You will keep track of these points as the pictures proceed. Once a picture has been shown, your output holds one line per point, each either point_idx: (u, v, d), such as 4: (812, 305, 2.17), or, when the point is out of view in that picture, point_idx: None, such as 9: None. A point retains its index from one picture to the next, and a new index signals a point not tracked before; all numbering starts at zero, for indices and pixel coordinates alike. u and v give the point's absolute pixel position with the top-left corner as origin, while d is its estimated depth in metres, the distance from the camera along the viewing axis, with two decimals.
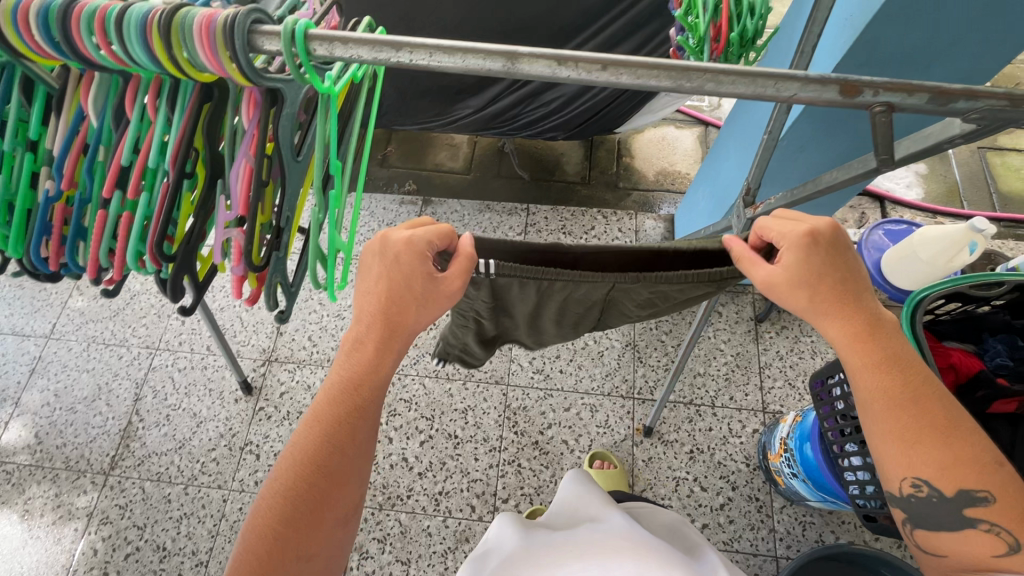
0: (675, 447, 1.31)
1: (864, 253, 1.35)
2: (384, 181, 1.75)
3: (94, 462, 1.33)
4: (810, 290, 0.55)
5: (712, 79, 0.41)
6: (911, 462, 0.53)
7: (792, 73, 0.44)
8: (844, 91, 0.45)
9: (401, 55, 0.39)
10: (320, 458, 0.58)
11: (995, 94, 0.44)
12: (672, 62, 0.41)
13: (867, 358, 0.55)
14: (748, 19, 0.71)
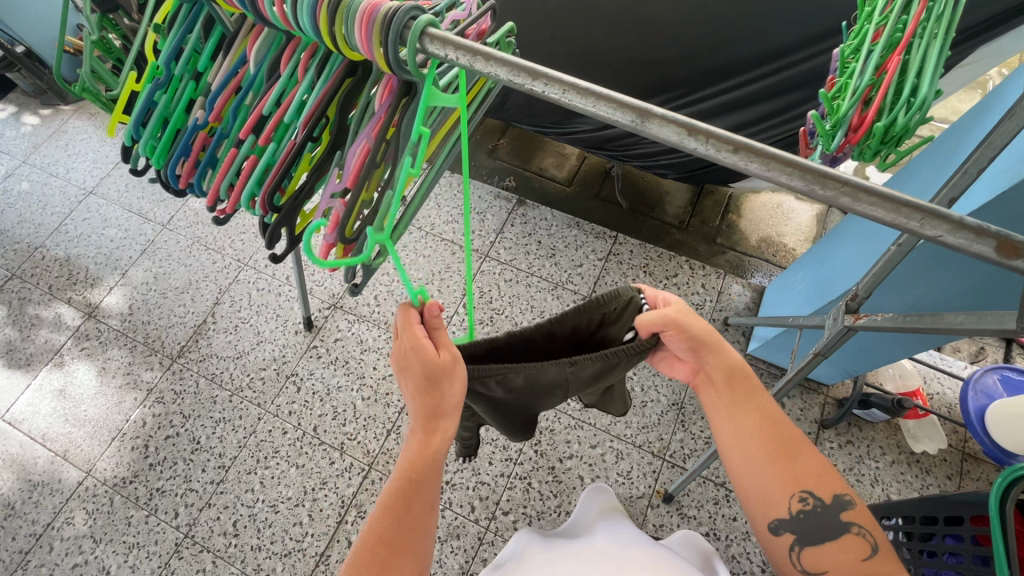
0: (691, 524, 1.24)
1: (969, 393, 1.20)
2: (486, 171, 1.79)
3: (166, 346, 1.47)
4: (695, 339, 0.64)
5: (849, 193, 0.33)
6: (796, 480, 0.61)
7: (946, 210, 0.32)
8: (999, 249, 0.32)
9: (536, 84, 0.39)
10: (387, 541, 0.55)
11: None
12: (809, 162, 0.33)
13: (743, 398, 0.65)
14: (898, 114, 0.58)
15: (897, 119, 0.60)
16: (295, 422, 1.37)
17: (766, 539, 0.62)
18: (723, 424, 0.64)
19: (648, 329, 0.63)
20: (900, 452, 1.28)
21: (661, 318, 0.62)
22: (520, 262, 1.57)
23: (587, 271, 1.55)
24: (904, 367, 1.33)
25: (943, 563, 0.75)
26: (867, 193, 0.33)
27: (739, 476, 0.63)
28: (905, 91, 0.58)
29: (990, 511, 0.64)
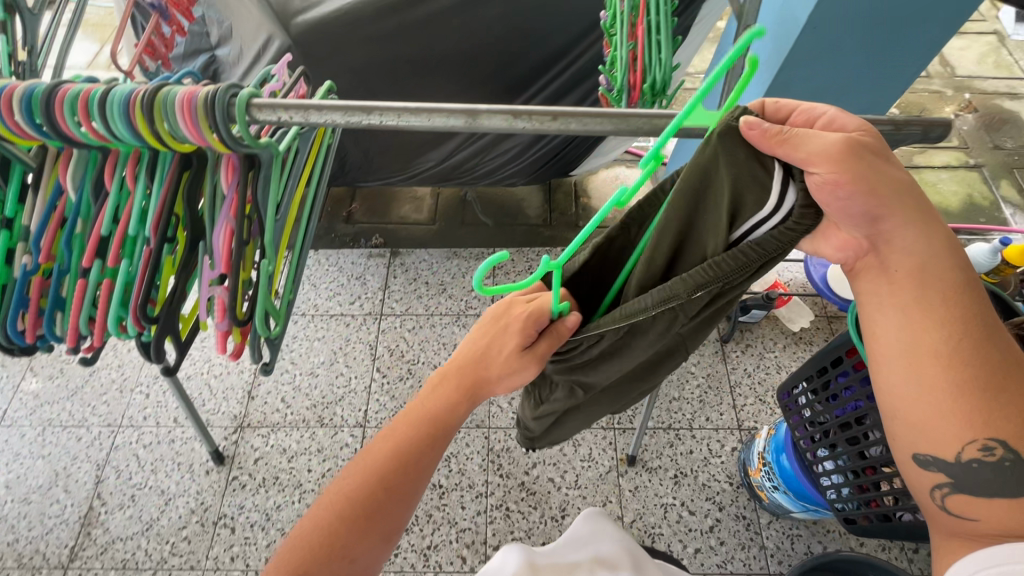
0: (659, 473, 1.33)
1: (811, 268, 1.46)
2: (350, 237, 1.78)
3: (51, 556, 1.23)
4: (878, 186, 0.46)
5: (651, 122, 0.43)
6: (984, 419, 0.50)
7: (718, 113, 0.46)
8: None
9: (372, 118, 0.43)
10: (387, 486, 0.58)
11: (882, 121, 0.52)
12: (612, 109, 0.42)
13: (939, 297, 0.50)
14: (657, 71, 0.65)
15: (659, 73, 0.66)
16: (243, 566, 1.22)
17: (908, 466, 0.55)
18: (904, 326, 0.51)
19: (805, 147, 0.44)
20: (786, 336, 1.50)
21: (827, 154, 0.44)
22: (416, 308, 1.58)
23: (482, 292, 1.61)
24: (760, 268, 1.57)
25: (845, 398, 0.86)
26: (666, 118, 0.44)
27: (901, 396, 0.53)
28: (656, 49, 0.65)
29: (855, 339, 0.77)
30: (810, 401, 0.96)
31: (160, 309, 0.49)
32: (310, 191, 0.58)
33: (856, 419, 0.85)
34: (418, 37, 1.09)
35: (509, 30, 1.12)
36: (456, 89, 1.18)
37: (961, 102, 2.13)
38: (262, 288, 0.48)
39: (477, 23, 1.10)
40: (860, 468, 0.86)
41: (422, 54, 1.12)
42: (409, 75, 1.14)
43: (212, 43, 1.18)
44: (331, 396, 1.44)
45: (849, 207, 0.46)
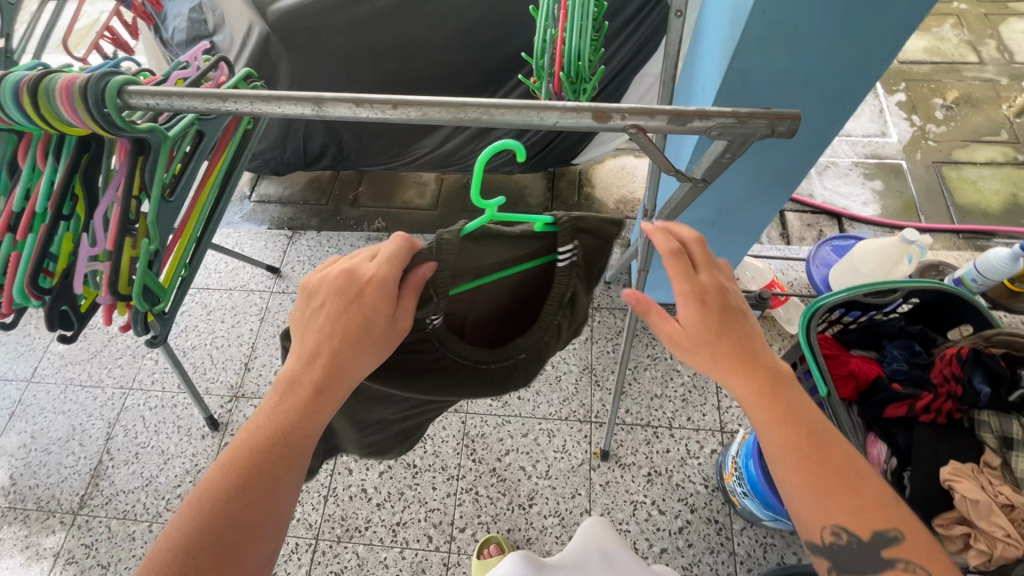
0: (632, 470, 1.31)
1: (812, 268, 1.38)
2: (354, 220, 1.84)
3: (64, 502, 1.36)
4: (706, 338, 0.57)
5: (487, 112, 0.43)
6: (827, 511, 0.53)
7: (549, 102, 0.42)
8: (598, 117, 0.42)
9: (228, 104, 0.45)
10: (229, 504, 0.56)
11: (725, 111, 0.43)
12: (449, 98, 0.42)
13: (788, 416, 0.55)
14: (573, 57, 0.58)
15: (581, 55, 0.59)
16: None
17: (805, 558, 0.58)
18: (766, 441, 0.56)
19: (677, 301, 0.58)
20: (783, 339, 1.44)
21: (684, 322, 0.58)
22: None
23: None
24: (759, 265, 1.48)
25: None
26: (497, 107, 0.42)
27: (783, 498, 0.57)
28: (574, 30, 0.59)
29: (801, 344, 0.74)
30: None
31: (55, 282, 0.67)
32: (217, 176, 0.71)
33: None
34: (396, 22, 1.11)
35: (486, 14, 1.11)
36: (437, 74, 1.19)
37: (1020, 92, 1.93)
38: (143, 262, 0.61)
39: (453, 8, 1.10)
40: None
41: (398, 38, 1.13)
42: (389, 60, 1.15)
43: (209, 30, 1.22)
44: None
45: (690, 355, 0.58)
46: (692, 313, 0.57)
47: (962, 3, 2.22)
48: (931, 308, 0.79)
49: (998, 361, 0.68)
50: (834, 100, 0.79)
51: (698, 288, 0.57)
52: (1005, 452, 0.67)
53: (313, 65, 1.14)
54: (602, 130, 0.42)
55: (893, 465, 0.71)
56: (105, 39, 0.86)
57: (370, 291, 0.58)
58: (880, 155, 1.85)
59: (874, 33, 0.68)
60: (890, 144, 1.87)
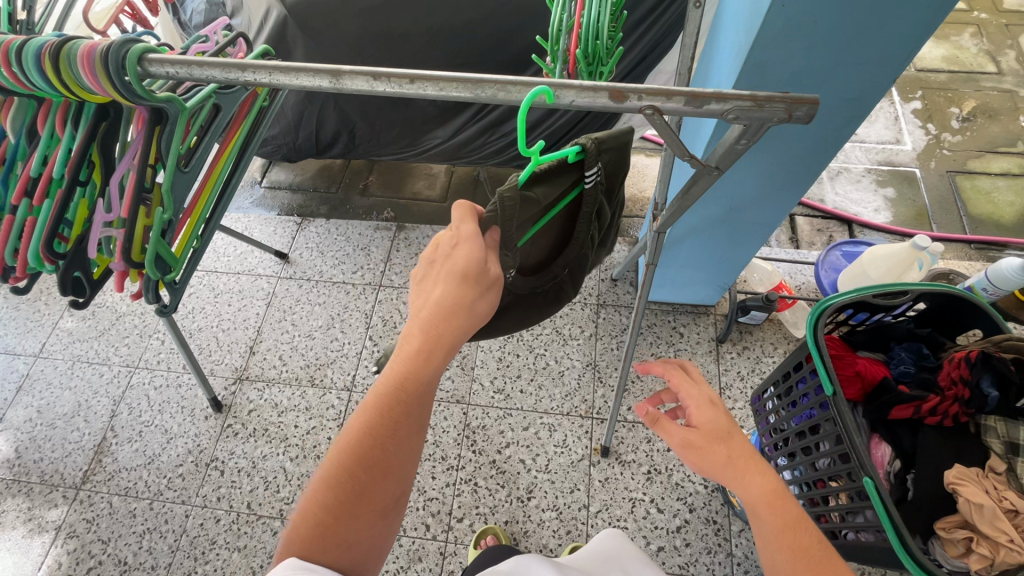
0: (632, 467, 1.31)
1: (820, 272, 1.38)
2: (363, 210, 1.84)
3: (67, 477, 1.37)
4: (720, 433, 0.64)
5: (504, 89, 0.43)
6: None
7: (566, 81, 0.42)
8: (614, 96, 0.43)
9: (247, 75, 0.45)
10: (365, 461, 0.58)
11: (741, 96, 0.42)
12: (466, 74, 0.43)
13: (780, 499, 0.59)
14: (590, 37, 0.58)
15: (598, 37, 0.59)
16: (227, 507, 1.31)
17: None
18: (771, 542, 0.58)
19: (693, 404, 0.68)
20: (789, 343, 1.43)
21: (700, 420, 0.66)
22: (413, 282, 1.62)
23: None
24: (767, 268, 1.47)
25: (801, 406, 0.81)
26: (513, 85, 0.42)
27: None
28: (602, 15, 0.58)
29: (808, 343, 0.73)
30: (774, 407, 0.92)
31: (68, 248, 0.68)
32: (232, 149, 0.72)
33: (810, 428, 0.81)
34: (412, 10, 1.11)
35: (501, 5, 1.11)
36: (451, 64, 1.19)
37: None
38: (155, 230, 0.62)
39: None
40: (811, 481, 0.82)
41: (413, 27, 1.13)
42: (404, 48, 1.16)
43: (227, 13, 1.23)
44: (324, 359, 1.50)
45: (707, 453, 0.63)
46: (704, 412, 0.66)
47: (982, 13, 2.20)
48: (940, 311, 0.78)
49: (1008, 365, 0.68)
50: (850, 98, 0.78)
51: (705, 397, 0.68)
52: (1011, 457, 0.66)
53: (328, 50, 1.14)
54: (619, 109, 0.42)
55: (895, 467, 0.71)
56: (124, 14, 0.86)
57: (457, 247, 0.58)
58: (893, 162, 1.83)
59: (894, 31, 0.68)
60: (903, 152, 1.85)
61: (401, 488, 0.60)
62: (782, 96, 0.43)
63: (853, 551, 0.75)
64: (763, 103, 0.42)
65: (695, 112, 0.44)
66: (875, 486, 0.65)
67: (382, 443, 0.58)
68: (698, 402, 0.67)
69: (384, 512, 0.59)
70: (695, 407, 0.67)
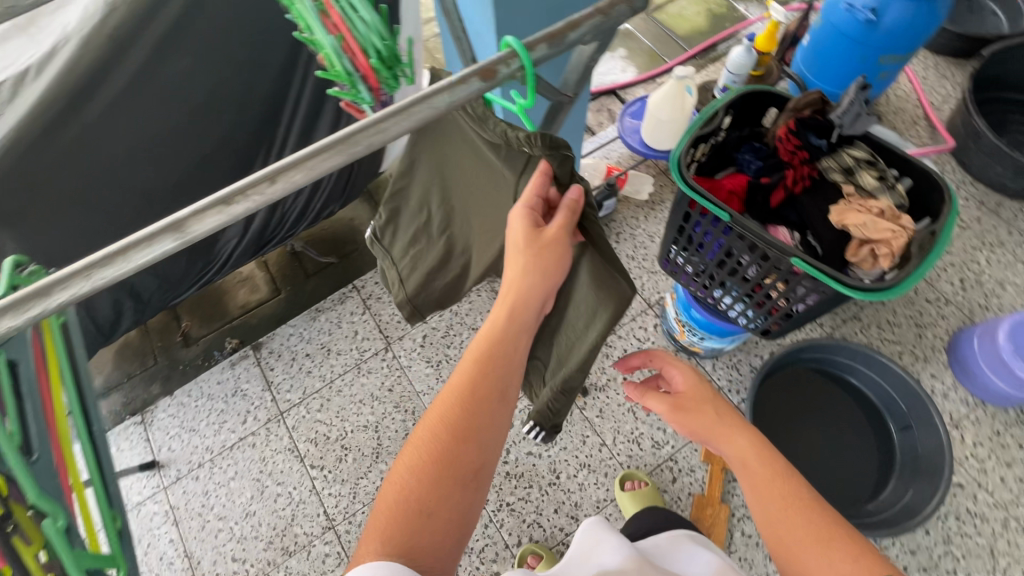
0: (611, 385, 1.38)
1: (627, 138, 1.54)
2: (202, 356, 1.57)
3: None
4: (707, 398, 0.81)
5: (377, 130, 0.44)
6: (815, 540, 0.65)
7: (431, 89, 0.45)
8: (484, 76, 0.47)
9: (55, 299, 0.38)
10: (459, 424, 0.63)
11: (590, 14, 0.50)
12: (332, 138, 0.43)
13: (759, 448, 0.75)
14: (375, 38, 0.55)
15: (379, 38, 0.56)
16: None
17: None
18: (755, 488, 0.73)
19: (682, 383, 0.85)
20: (643, 207, 1.59)
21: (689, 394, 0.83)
22: (312, 384, 1.45)
23: (366, 330, 1.51)
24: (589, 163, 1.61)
25: (710, 241, 0.92)
26: (363, 130, 0.43)
27: (778, 542, 0.68)
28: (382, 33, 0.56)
29: (687, 192, 0.82)
30: (686, 259, 1.02)
31: None
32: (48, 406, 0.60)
33: (726, 253, 0.92)
34: None
35: None
36: None
37: None
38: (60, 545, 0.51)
39: None
40: (750, 291, 0.94)
41: None
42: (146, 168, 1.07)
43: None
44: (282, 523, 1.29)
45: (699, 416, 0.80)
46: (692, 382, 0.84)
47: None
48: (745, 111, 0.92)
49: (815, 117, 0.84)
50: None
51: (689, 377, 0.85)
52: (852, 178, 0.84)
53: (57, 213, 1.00)
54: (496, 83, 0.47)
55: (798, 237, 0.83)
56: None
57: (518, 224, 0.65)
58: None
59: None
60: None
61: (484, 455, 0.63)
62: (618, 0, 0.51)
63: (808, 315, 0.89)
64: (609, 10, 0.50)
65: (560, 49, 0.50)
66: (802, 260, 0.76)
67: (468, 405, 0.64)
68: (686, 386, 0.84)
69: (467, 473, 0.62)
70: (682, 380, 0.85)
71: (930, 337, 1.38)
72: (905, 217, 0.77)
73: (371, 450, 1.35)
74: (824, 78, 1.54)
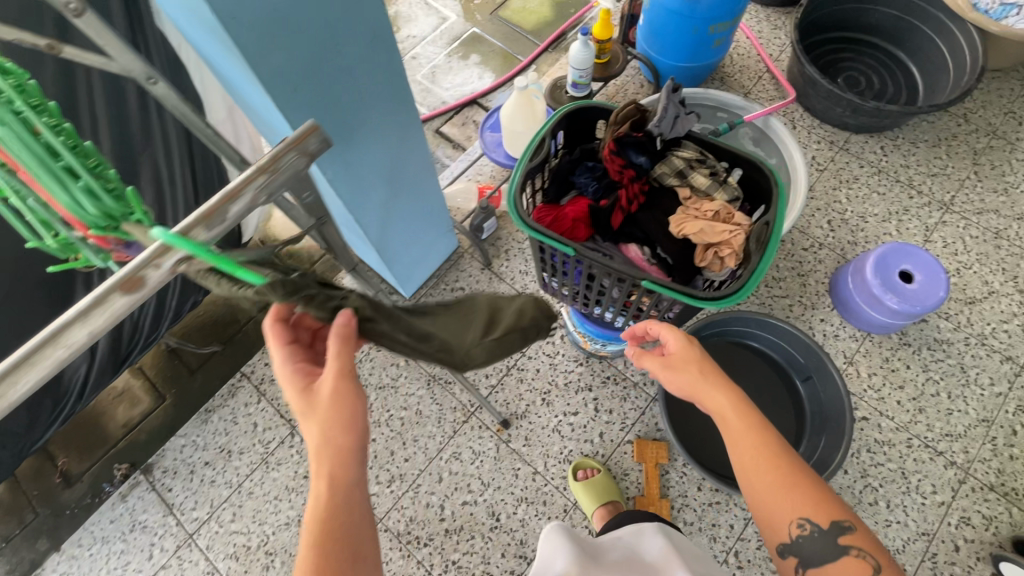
0: (532, 410, 1.35)
1: (491, 154, 1.50)
2: (91, 494, 1.36)
3: None
4: (694, 358, 0.78)
5: (23, 367, 0.45)
6: (792, 491, 0.71)
7: (85, 303, 0.47)
8: (128, 285, 0.49)
9: None
10: None
11: (253, 175, 0.56)
12: None
13: (744, 409, 0.74)
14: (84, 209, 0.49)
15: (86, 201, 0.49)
16: None
17: (774, 553, 0.73)
18: (740, 447, 0.73)
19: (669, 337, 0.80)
20: None
21: (682, 349, 0.79)
22: (219, 494, 1.32)
23: (267, 418, 1.39)
24: (461, 187, 1.55)
25: (571, 269, 0.90)
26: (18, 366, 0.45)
27: (757, 493, 0.73)
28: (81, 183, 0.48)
29: (531, 234, 0.78)
30: (559, 284, 0.99)
31: None
32: None
33: (590, 277, 0.90)
34: None
35: None
36: None
37: None
38: None
39: None
40: (624, 306, 0.93)
41: None
42: None
43: None
44: None
45: (685, 378, 0.78)
46: (680, 340, 0.80)
47: None
48: (574, 130, 0.90)
49: (630, 134, 0.83)
50: (375, 39, 0.80)
51: (675, 335, 0.80)
52: (686, 180, 0.84)
53: None
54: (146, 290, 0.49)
55: (648, 252, 0.83)
56: None
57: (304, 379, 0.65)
58: (457, 35, 2.01)
59: None
60: (454, 23, 2.03)
61: None
62: (285, 149, 0.57)
63: (681, 318, 0.90)
64: (273, 166, 0.57)
65: (231, 218, 0.55)
66: (652, 282, 0.75)
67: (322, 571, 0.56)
68: (675, 338, 0.80)
69: None
70: (669, 335, 0.80)
71: (812, 284, 1.44)
72: (738, 214, 0.78)
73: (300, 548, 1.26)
74: (667, 53, 1.55)
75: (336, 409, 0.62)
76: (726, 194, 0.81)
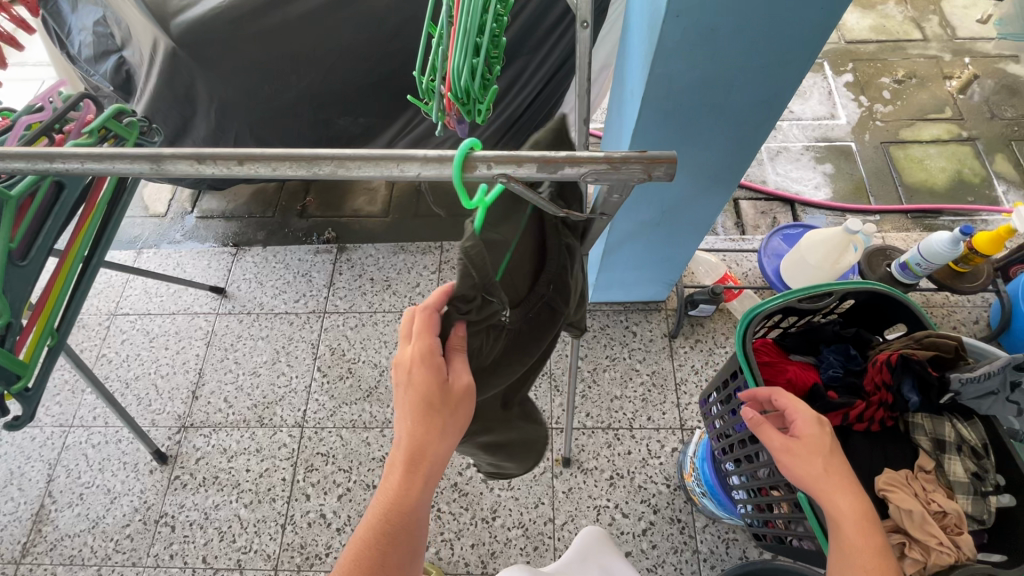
0: (594, 474, 1.30)
1: (763, 259, 1.39)
2: (304, 232, 1.76)
3: (5, 551, 1.29)
4: (820, 446, 0.63)
5: (341, 164, 0.47)
6: None
7: (410, 154, 0.46)
8: (460, 165, 0.46)
9: (59, 162, 0.48)
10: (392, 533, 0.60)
11: (596, 159, 0.47)
12: (297, 154, 0.46)
13: (868, 521, 0.58)
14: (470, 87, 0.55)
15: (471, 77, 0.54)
16: (180, 564, 1.25)
17: None
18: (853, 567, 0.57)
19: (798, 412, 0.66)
20: None
21: (811, 428, 0.64)
22: (359, 305, 1.57)
23: (426, 288, 1.59)
24: (711, 260, 1.49)
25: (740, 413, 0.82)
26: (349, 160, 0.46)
27: None
28: (474, 30, 0.52)
29: (737, 354, 0.75)
30: (719, 414, 0.91)
31: None
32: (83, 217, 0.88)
33: (750, 436, 0.81)
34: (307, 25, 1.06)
35: None
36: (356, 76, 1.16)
37: (962, 68, 1.96)
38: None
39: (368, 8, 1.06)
40: (757, 488, 0.82)
41: None
42: (314, 71, 1.22)
43: (117, 44, 1.24)
44: (270, 397, 1.44)
45: (800, 464, 0.63)
46: (810, 424, 0.64)
47: None
48: (865, 311, 0.82)
49: (923, 365, 0.72)
50: (764, 101, 0.79)
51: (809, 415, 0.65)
52: (937, 453, 0.71)
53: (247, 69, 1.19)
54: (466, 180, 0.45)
55: None
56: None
57: (416, 371, 0.54)
58: (830, 138, 1.85)
59: (797, 20, 0.65)
60: (838, 126, 1.87)
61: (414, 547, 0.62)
62: (637, 157, 0.48)
63: (800, 553, 0.76)
64: (618, 164, 0.48)
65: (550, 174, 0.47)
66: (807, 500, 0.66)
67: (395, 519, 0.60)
68: (807, 421, 0.65)
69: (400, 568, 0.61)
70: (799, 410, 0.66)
71: None
72: (968, 536, 0.64)
73: (366, 387, 1.44)
74: None
75: (456, 411, 0.55)
76: (970, 505, 0.67)
